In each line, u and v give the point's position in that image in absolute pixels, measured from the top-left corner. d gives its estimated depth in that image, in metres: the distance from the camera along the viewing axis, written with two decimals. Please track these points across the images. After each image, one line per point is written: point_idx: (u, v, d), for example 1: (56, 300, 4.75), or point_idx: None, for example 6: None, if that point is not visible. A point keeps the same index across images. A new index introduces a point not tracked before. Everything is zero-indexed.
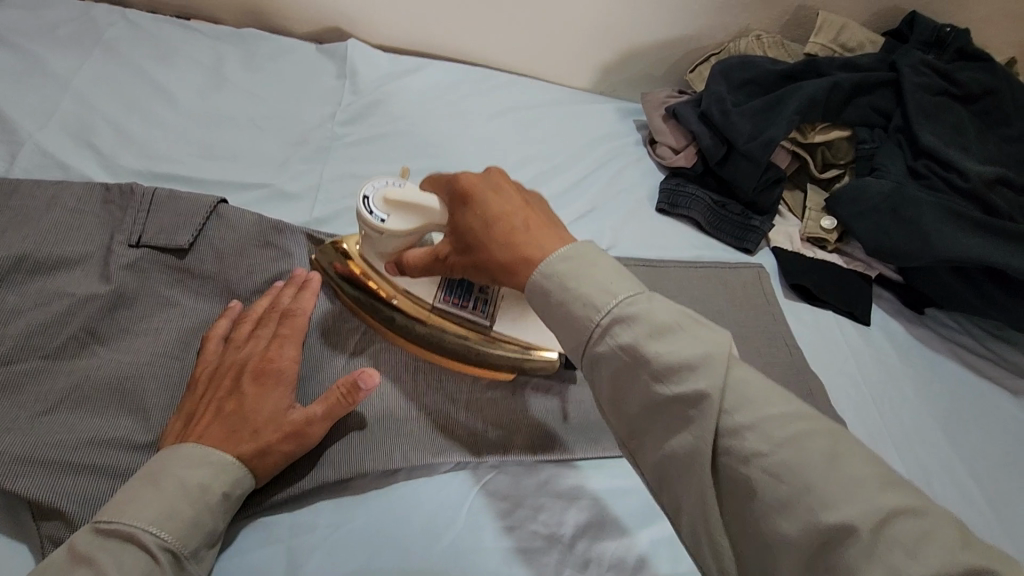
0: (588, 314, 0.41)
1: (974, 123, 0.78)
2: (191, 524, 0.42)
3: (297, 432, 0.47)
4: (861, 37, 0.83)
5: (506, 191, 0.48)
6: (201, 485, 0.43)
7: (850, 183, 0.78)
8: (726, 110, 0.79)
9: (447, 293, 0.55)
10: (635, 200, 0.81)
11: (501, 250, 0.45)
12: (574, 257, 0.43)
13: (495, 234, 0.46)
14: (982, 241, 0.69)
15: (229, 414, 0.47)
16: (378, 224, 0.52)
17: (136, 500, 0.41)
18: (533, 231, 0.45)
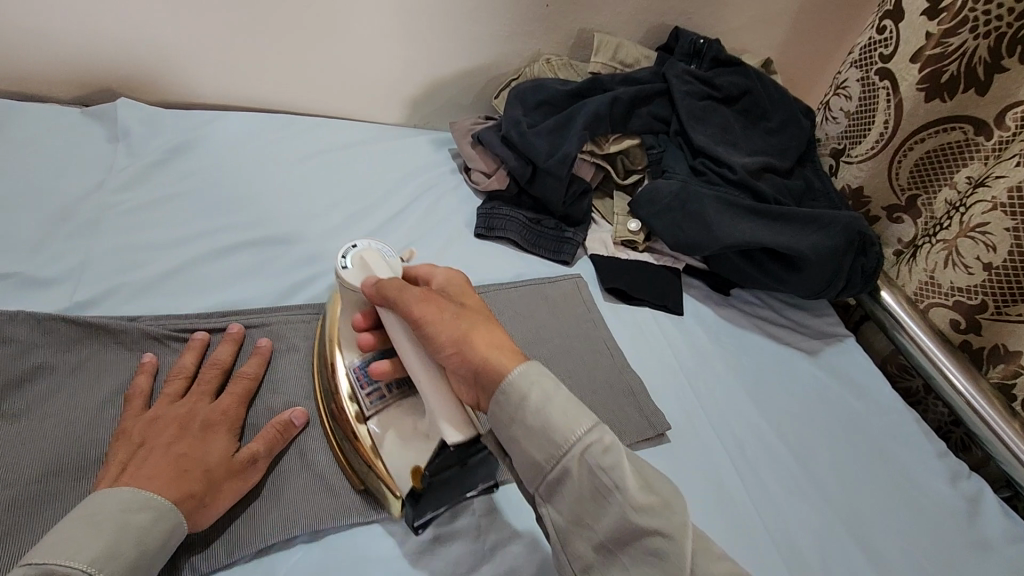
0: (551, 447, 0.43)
1: (740, 121, 0.88)
2: (118, 553, 0.40)
3: (247, 467, 0.49)
4: (636, 53, 0.92)
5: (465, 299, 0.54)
6: (141, 529, 0.42)
7: (646, 187, 0.84)
8: (522, 132, 0.82)
9: (359, 372, 0.56)
10: (451, 228, 0.81)
11: (461, 328, 0.49)
12: (541, 369, 0.46)
13: (490, 332, 0.50)
14: (757, 224, 0.76)
15: (168, 454, 0.47)
16: (338, 271, 0.55)
17: (70, 541, 0.39)
18: (487, 328, 0.50)
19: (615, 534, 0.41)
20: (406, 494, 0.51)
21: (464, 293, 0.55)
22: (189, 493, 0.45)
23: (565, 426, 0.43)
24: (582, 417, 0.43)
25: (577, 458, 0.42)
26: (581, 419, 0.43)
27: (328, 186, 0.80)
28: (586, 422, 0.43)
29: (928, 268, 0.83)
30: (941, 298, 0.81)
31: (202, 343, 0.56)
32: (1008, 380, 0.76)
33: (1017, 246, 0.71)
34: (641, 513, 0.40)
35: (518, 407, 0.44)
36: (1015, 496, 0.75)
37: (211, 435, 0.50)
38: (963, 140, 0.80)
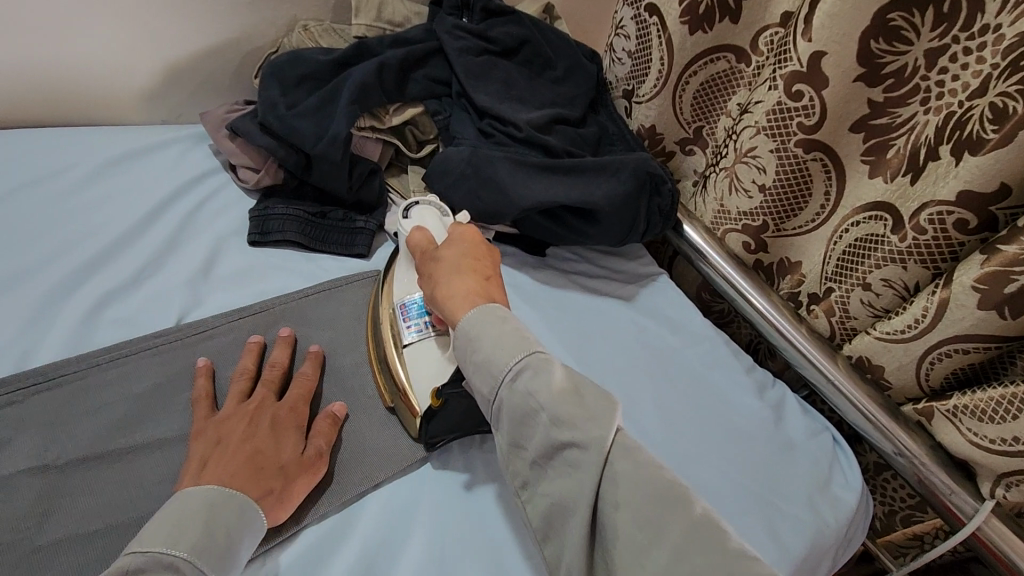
0: (501, 360, 0.51)
1: (523, 74, 0.84)
2: (211, 541, 0.43)
3: (313, 459, 0.53)
4: (405, 10, 0.83)
5: (459, 245, 0.62)
6: (230, 520, 0.45)
7: (437, 157, 0.78)
8: (280, 116, 0.72)
9: (403, 309, 0.62)
10: (216, 237, 0.69)
11: (449, 277, 0.58)
12: (484, 318, 0.54)
13: (466, 282, 0.57)
14: (550, 180, 0.74)
15: (241, 448, 0.50)
16: (399, 216, 0.68)
17: (172, 529, 0.43)
18: (481, 278, 0.58)
19: (538, 449, 0.48)
20: (424, 411, 0.57)
21: (477, 240, 0.63)
22: (270, 485, 0.49)
23: (507, 351, 0.51)
24: (519, 349, 0.51)
25: (508, 384, 0.50)
26: (517, 351, 0.51)
27: (48, 217, 0.66)
28: (514, 359, 0.50)
29: (717, 198, 0.86)
30: (733, 223, 0.85)
31: (258, 347, 0.59)
32: (796, 290, 0.82)
33: (780, 165, 0.75)
34: (562, 430, 0.47)
35: (469, 346, 0.53)
36: (811, 393, 0.81)
37: (279, 419, 0.54)
38: (728, 69, 0.83)
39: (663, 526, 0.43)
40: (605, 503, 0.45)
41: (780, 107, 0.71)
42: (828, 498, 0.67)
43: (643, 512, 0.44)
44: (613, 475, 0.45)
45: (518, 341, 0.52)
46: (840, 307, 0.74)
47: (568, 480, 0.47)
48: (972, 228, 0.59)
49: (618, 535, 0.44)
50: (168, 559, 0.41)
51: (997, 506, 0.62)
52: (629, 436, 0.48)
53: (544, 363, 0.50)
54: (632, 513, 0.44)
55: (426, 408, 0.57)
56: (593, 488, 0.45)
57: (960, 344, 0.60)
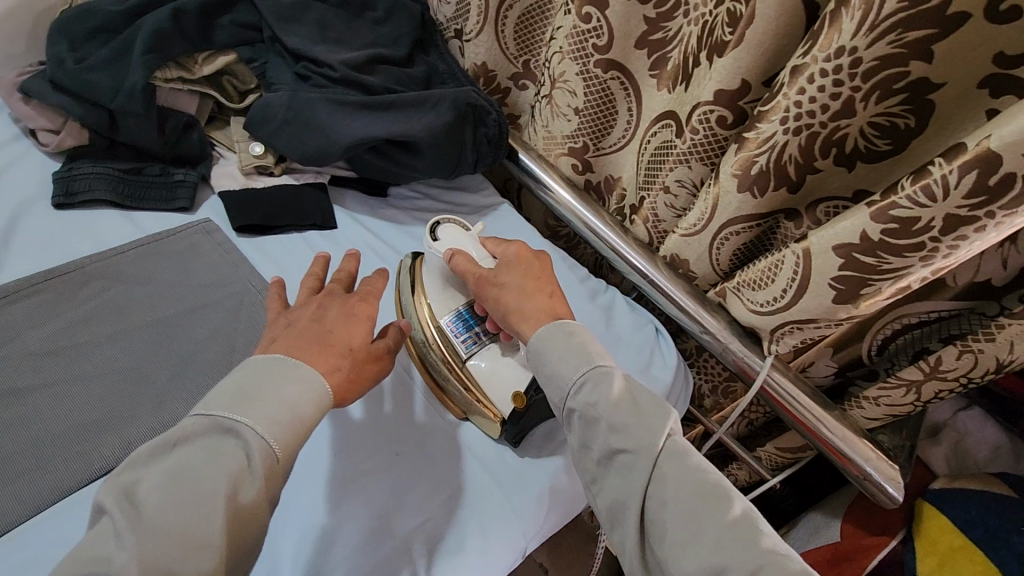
0: (563, 374, 0.53)
1: (339, 15, 0.84)
2: (276, 420, 0.44)
3: (375, 355, 0.53)
4: None
5: (516, 266, 0.61)
6: (292, 396, 0.45)
7: (256, 104, 0.77)
8: (70, 71, 0.69)
9: (453, 326, 0.64)
10: (18, 204, 0.67)
11: (515, 300, 0.58)
12: (552, 336, 0.55)
13: (531, 301, 0.58)
14: (372, 117, 0.76)
15: (314, 332, 0.51)
16: (430, 244, 0.65)
17: (243, 403, 0.43)
18: (548, 296, 0.59)
19: (601, 451, 0.51)
20: (508, 416, 0.61)
21: (529, 257, 0.62)
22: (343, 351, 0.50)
23: (571, 366, 0.53)
24: (583, 364, 0.53)
25: (575, 397, 0.52)
26: (580, 367, 0.53)
27: None
28: (582, 373, 0.53)
29: (544, 125, 0.91)
30: (562, 147, 0.91)
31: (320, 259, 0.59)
32: (621, 204, 0.90)
33: (586, 86, 0.81)
34: (620, 436, 0.50)
35: (537, 358, 0.55)
36: (641, 295, 0.88)
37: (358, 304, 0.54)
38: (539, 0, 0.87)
39: (700, 524, 0.47)
40: (654, 501, 0.49)
41: (577, 30, 0.76)
42: (647, 376, 0.76)
43: (676, 509, 0.48)
44: (660, 477, 0.49)
45: (584, 355, 0.54)
46: (652, 213, 0.83)
47: (623, 483, 0.50)
48: (730, 123, 0.67)
49: (667, 528, 0.47)
50: (242, 426, 0.42)
51: (775, 360, 0.74)
52: (677, 442, 0.51)
53: (604, 376, 0.52)
54: (676, 509, 0.48)
55: (509, 412, 0.61)
56: (644, 487, 0.49)
57: (739, 225, 0.69)
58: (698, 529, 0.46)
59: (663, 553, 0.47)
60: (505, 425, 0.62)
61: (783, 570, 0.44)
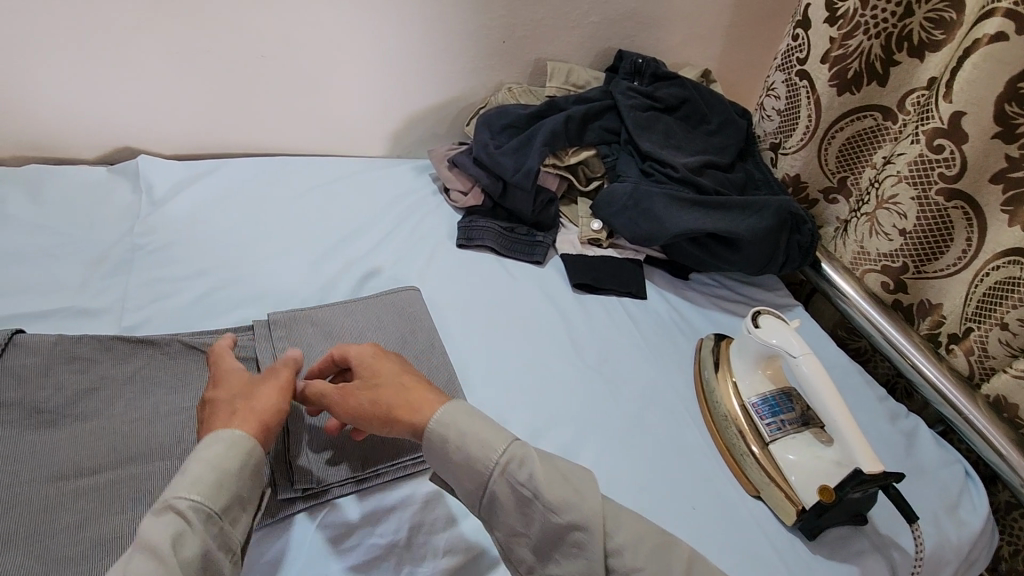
0: (484, 458, 0.51)
1: (681, 126, 0.99)
2: (213, 488, 0.48)
3: (265, 392, 0.57)
4: (587, 76, 1.04)
5: (369, 375, 0.58)
6: (220, 455, 0.50)
7: (604, 190, 0.95)
8: (490, 152, 0.94)
9: (756, 406, 0.71)
10: (435, 241, 0.93)
11: (391, 397, 0.56)
12: (454, 416, 0.53)
13: (409, 394, 0.56)
14: (700, 213, 0.88)
15: (219, 403, 0.55)
16: (750, 330, 0.72)
17: (176, 481, 0.48)
18: (402, 395, 0.56)
19: (541, 534, 0.50)
20: (811, 506, 0.63)
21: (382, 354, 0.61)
22: (231, 418, 0.53)
23: (492, 441, 0.52)
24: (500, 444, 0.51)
25: (499, 475, 0.51)
26: (501, 439, 0.52)
27: (325, 217, 0.91)
28: (504, 447, 0.51)
29: (858, 240, 0.94)
30: (872, 264, 0.92)
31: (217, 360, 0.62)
32: (935, 330, 0.86)
33: (921, 212, 0.82)
34: (561, 512, 0.49)
35: (451, 445, 0.52)
36: (948, 430, 0.82)
37: (273, 378, 0.58)
38: (874, 125, 0.92)
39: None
40: (617, 571, 0.49)
41: (921, 159, 0.80)
42: (955, 520, 0.70)
43: (645, 574, 0.48)
44: (616, 547, 0.49)
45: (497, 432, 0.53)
46: (979, 346, 0.78)
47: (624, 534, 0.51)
48: None
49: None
50: (167, 501, 0.47)
51: None
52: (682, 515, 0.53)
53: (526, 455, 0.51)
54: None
55: (814, 503, 0.62)
56: (603, 559, 0.49)
57: None
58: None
59: None
60: (801, 512, 0.64)
61: None
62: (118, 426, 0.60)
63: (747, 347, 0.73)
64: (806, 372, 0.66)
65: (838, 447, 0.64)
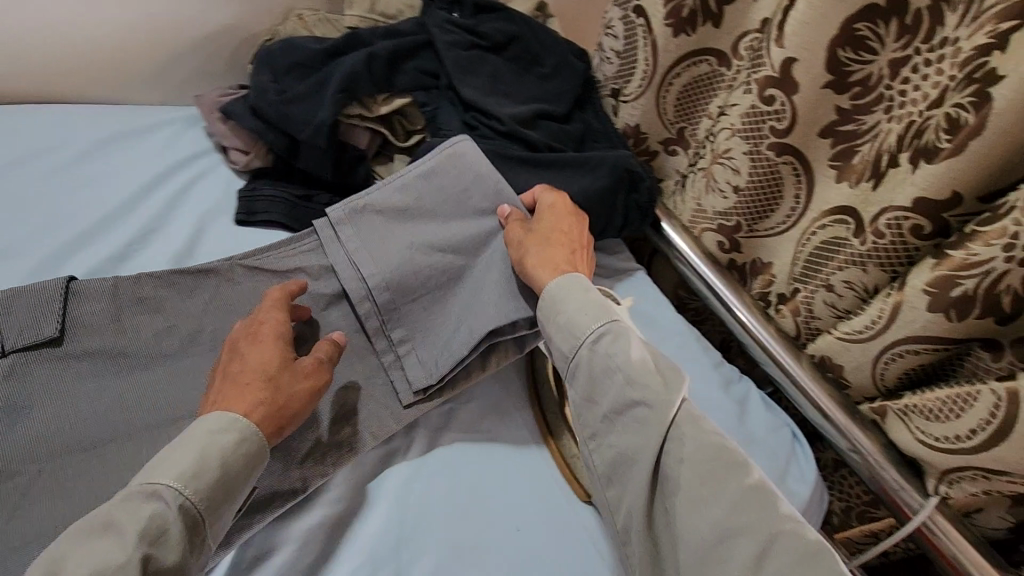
0: (580, 331, 0.58)
1: (510, 69, 0.85)
2: (205, 469, 0.47)
3: (305, 370, 0.56)
4: (398, 3, 0.86)
5: (557, 213, 0.69)
6: (223, 449, 0.48)
7: (422, 147, 0.80)
8: (274, 102, 0.74)
9: None
10: (207, 217, 0.73)
11: (551, 247, 0.65)
12: (569, 287, 0.61)
13: (555, 253, 0.65)
14: (531, 173, 0.76)
15: (263, 367, 0.54)
16: None
17: (174, 460, 0.47)
18: (575, 255, 0.66)
19: (612, 403, 0.54)
20: None
21: (565, 207, 0.71)
22: (258, 402, 0.52)
23: (584, 319, 0.58)
24: (603, 318, 0.58)
25: (590, 346, 0.57)
26: (594, 323, 0.57)
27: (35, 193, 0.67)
28: (593, 326, 0.57)
29: (695, 197, 0.88)
30: (709, 222, 0.87)
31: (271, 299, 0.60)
32: (766, 290, 0.83)
33: (753, 166, 0.76)
34: (635, 388, 0.53)
35: (555, 307, 0.60)
36: (778, 391, 0.82)
37: (310, 356, 0.57)
38: (709, 71, 0.85)
39: (716, 491, 0.49)
40: (672, 457, 0.51)
41: (755, 110, 0.74)
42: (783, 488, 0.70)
43: (693, 467, 0.50)
44: (678, 435, 0.51)
45: (601, 309, 0.59)
46: (805, 307, 0.76)
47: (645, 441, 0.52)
48: (927, 233, 0.61)
49: (680, 485, 0.50)
50: (157, 487, 0.45)
51: (940, 501, 0.64)
52: (690, 407, 0.53)
53: (621, 331, 0.57)
54: (691, 467, 0.50)
55: None
56: (662, 441, 0.52)
57: (912, 345, 0.63)
58: (711, 497, 0.49)
59: (675, 507, 0.50)
60: None
61: (798, 539, 0.47)
62: None
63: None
64: None
65: None
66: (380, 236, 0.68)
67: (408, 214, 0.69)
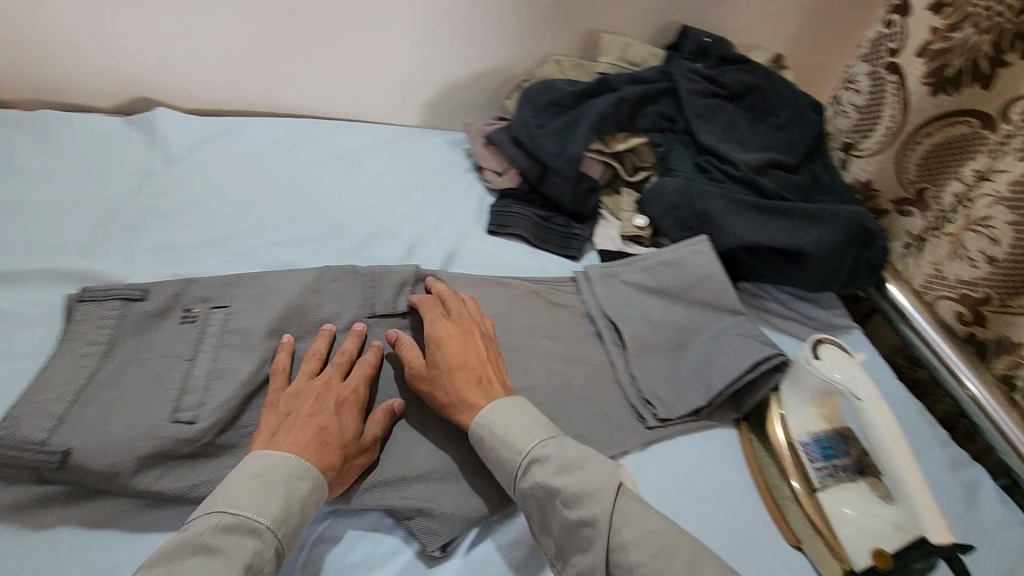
0: (514, 454, 0.55)
1: (746, 118, 0.89)
2: (283, 517, 0.49)
3: (366, 444, 0.58)
4: (644, 52, 0.94)
5: (441, 339, 0.63)
6: (303, 495, 0.51)
7: (653, 184, 0.86)
8: (532, 133, 0.85)
9: (806, 446, 0.64)
10: (465, 224, 0.85)
11: (452, 383, 0.60)
12: (516, 417, 0.57)
13: (457, 384, 0.60)
14: (759, 220, 0.79)
15: (463, 360, 0.62)
16: (810, 361, 0.64)
17: (254, 496, 0.49)
18: (480, 382, 0.60)
19: (560, 529, 0.53)
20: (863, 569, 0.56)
21: (467, 329, 0.64)
22: (444, 390, 0.60)
23: (520, 443, 0.55)
24: (529, 442, 0.55)
25: (522, 475, 0.55)
26: (536, 435, 0.56)
27: (344, 189, 0.84)
28: (530, 448, 0.55)
29: (933, 262, 0.83)
30: (949, 290, 0.81)
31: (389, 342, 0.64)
32: (1011, 372, 0.76)
33: (1017, 238, 0.72)
34: (578, 507, 0.52)
35: (484, 439, 0.57)
36: (1013, 485, 0.74)
37: (490, 392, 0.60)
38: (969, 134, 0.80)
39: None
40: (620, 566, 0.51)
41: None
42: None
43: (648, 569, 0.50)
44: (621, 543, 0.51)
45: (528, 431, 0.56)
46: None
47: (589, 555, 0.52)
48: None
49: None
50: (240, 522, 0.47)
51: None
52: None
53: (553, 447, 0.55)
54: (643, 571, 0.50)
55: (866, 566, 0.56)
56: (608, 551, 0.51)
57: None
58: None
59: None
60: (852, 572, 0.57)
61: None
62: (104, 408, 0.55)
63: (802, 381, 0.65)
64: (872, 419, 0.58)
65: (901, 509, 0.57)
66: (623, 298, 0.77)
67: (664, 289, 0.77)
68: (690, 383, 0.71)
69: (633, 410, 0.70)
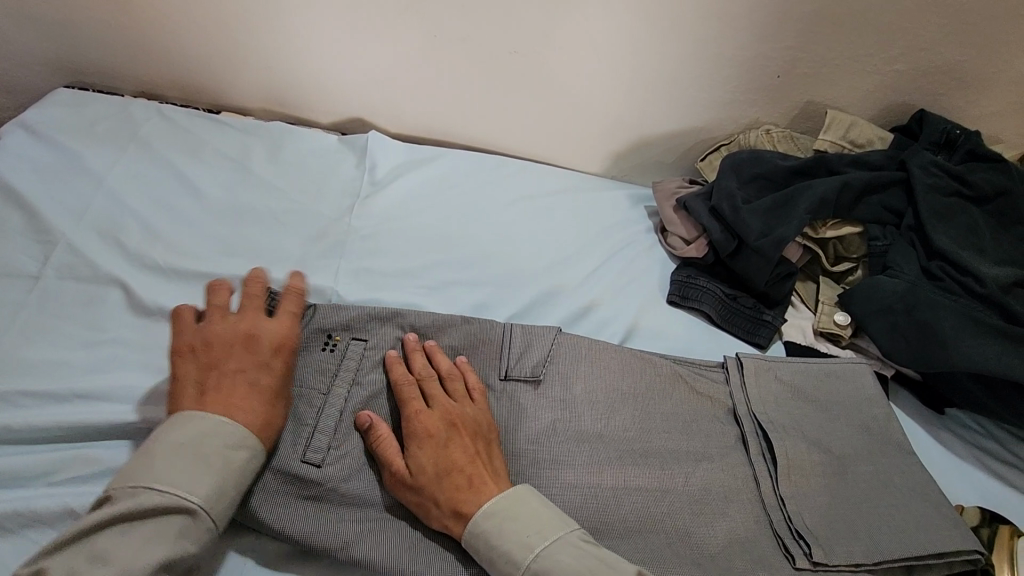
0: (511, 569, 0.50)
1: (988, 225, 0.78)
2: (217, 492, 0.49)
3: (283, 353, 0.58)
4: (870, 133, 0.85)
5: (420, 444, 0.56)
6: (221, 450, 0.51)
7: (864, 281, 0.77)
8: (736, 207, 0.79)
9: None
10: (643, 291, 0.81)
11: (445, 496, 0.53)
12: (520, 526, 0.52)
13: (448, 490, 0.53)
14: (998, 347, 0.68)
15: (450, 461, 0.55)
16: None
17: (171, 472, 0.49)
18: (470, 486, 0.54)
19: None
20: None
21: (452, 418, 0.57)
22: (433, 500, 0.53)
23: (517, 546, 0.51)
24: (524, 555, 0.50)
25: None
26: (542, 541, 0.51)
27: (525, 234, 0.83)
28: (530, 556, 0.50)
29: None
30: None
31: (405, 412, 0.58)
32: None
33: None
34: None
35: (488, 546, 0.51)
36: None
37: (483, 494, 0.54)
38: None
39: None
40: None
41: None
42: None
43: None
44: None
45: (522, 538, 0.51)
46: None
47: None
48: None
49: None
50: (152, 494, 0.48)
51: None
52: None
53: (557, 548, 0.51)
54: None
55: None
56: None
57: None
58: None
59: None
60: None
61: None
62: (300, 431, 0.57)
63: None
64: None
65: None
66: (783, 406, 0.68)
67: (815, 399, 0.69)
68: (853, 529, 0.60)
69: (779, 540, 0.60)
